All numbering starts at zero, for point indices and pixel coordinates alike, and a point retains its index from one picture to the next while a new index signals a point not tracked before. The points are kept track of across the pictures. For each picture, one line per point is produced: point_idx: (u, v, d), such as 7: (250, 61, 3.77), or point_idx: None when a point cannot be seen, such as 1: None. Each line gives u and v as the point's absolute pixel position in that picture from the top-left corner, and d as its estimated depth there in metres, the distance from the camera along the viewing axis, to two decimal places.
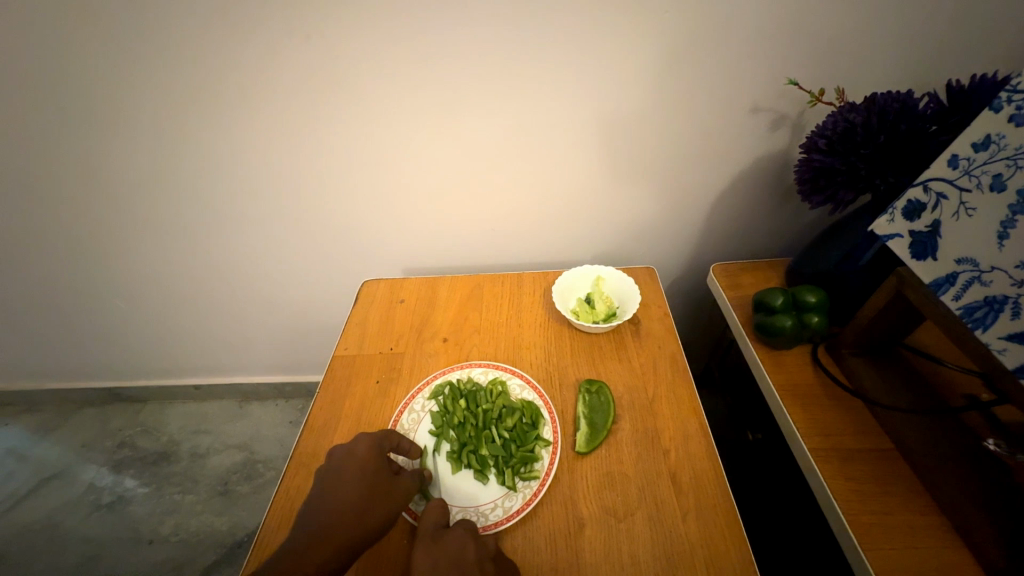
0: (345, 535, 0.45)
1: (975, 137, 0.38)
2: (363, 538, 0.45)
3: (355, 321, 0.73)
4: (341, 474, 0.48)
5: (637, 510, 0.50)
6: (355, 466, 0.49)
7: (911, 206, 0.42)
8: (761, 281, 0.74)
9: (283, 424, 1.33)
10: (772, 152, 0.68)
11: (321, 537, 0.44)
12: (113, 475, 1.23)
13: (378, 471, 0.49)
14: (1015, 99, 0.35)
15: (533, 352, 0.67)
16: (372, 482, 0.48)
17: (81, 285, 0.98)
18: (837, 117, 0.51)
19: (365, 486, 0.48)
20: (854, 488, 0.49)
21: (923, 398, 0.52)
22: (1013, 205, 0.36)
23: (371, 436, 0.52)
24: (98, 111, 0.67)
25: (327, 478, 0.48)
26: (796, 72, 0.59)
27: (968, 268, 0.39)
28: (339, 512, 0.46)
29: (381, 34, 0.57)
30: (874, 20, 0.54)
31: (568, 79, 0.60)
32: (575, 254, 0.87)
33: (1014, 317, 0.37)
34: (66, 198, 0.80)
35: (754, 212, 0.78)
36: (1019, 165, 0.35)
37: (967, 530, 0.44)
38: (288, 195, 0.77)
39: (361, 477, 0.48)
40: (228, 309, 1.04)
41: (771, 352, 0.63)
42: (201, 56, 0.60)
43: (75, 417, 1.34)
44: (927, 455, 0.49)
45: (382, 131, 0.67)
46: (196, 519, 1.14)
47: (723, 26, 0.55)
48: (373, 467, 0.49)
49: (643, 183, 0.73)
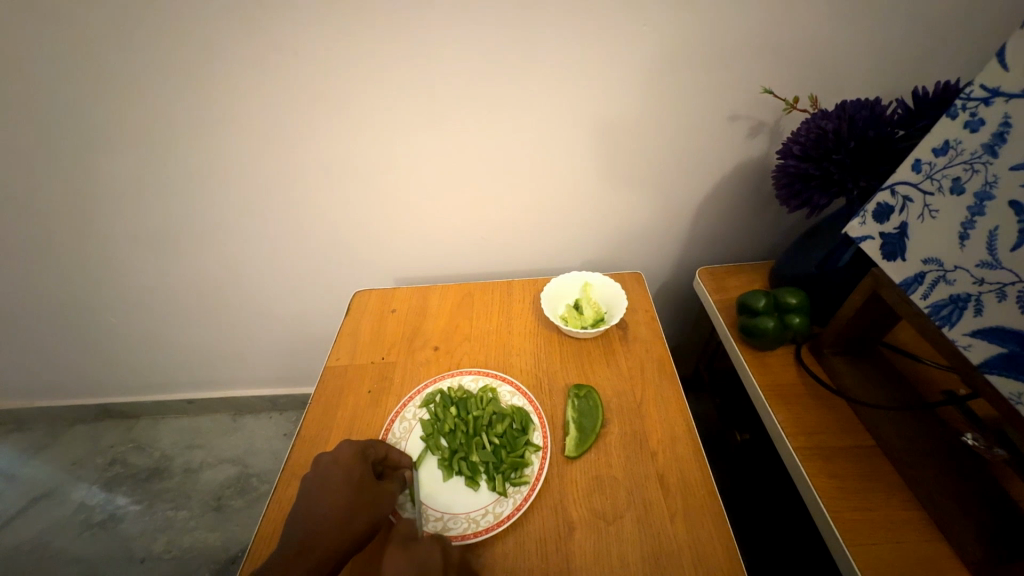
0: (333, 541, 0.45)
1: (935, 142, 0.39)
2: (353, 539, 0.46)
3: (346, 332, 0.73)
4: (326, 481, 0.49)
5: (626, 512, 0.50)
6: (341, 473, 0.49)
7: (880, 209, 0.44)
8: (745, 283, 0.75)
9: (277, 437, 1.32)
10: (751, 158, 0.70)
11: (312, 544, 0.44)
12: (105, 493, 1.21)
13: (363, 476, 0.50)
14: (969, 106, 0.36)
15: (522, 358, 0.68)
16: (359, 488, 0.49)
17: (71, 301, 0.97)
18: (810, 124, 0.53)
19: (352, 492, 0.48)
20: (836, 484, 0.50)
21: (902, 394, 0.54)
22: (972, 207, 0.37)
23: (356, 445, 0.52)
24: (88, 129, 0.68)
25: (313, 486, 0.48)
26: (771, 81, 0.61)
27: (934, 267, 0.41)
28: (327, 518, 0.46)
29: (366, 49, 0.58)
30: (842, 31, 0.56)
31: (551, 90, 0.62)
32: (564, 260, 0.88)
33: (976, 314, 0.38)
34: (56, 216, 0.80)
35: (737, 217, 0.79)
36: (975, 168, 0.37)
37: (947, 524, 0.45)
38: (279, 208, 0.78)
39: (346, 482, 0.48)
40: (220, 322, 1.04)
41: (756, 353, 0.64)
42: (190, 74, 0.61)
43: (66, 435, 1.33)
44: (907, 450, 0.50)
45: (371, 144, 0.68)
46: (189, 535, 1.13)
47: (698, 37, 0.57)
48: (358, 472, 0.50)
49: (628, 190, 0.75)
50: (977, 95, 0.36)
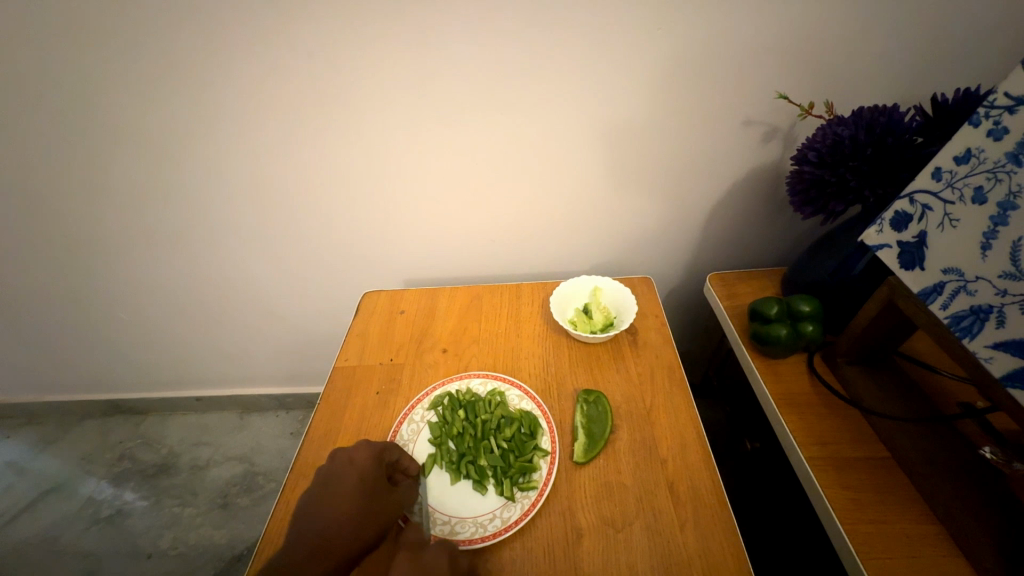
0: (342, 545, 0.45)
1: (956, 151, 0.39)
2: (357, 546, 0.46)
3: (355, 332, 0.73)
4: (341, 480, 0.49)
5: (635, 520, 0.50)
6: (356, 473, 0.50)
7: (898, 217, 0.43)
8: (757, 290, 0.75)
9: (283, 436, 1.33)
10: (765, 164, 0.70)
11: (325, 547, 0.45)
12: (113, 488, 1.22)
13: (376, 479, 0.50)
14: (992, 114, 0.36)
15: (531, 362, 0.68)
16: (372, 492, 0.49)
17: (83, 297, 0.98)
18: (826, 131, 0.53)
19: (366, 496, 0.48)
20: (850, 496, 0.49)
21: (918, 406, 0.53)
22: (995, 217, 0.37)
23: (370, 446, 0.53)
24: (105, 127, 0.69)
25: (326, 483, 0.49)
26: (785, 87, 0.61)
27: (954, 278, 0.40)
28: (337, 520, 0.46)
29: (380, 49, 0.58)
30: (859, 36, 0.56)
31: (564, 91, 0.62)
32: (573, 264, 0.88)
33: (999, 325, 0.37)
34: (72, 212, 0.81)
35: (749, 222, 0.79)
36: (998, 177, 0.36)
37: (964, 538, 0.44)
38: (291, 207, 0.79)
39: (359, 483, 0.49)
40: (229, 320, 1.04)
41: (767, 361, 0.63)
42: (208, 75, 0.62)
43: (77, 430, 1.35)
44: (923, 463, 0.49)
45: (383, 145, 0.68)
46: (195, 532, 1.14)
47: (713, 41, 0.57)
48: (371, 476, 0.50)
49: (640, 193, 0.74)
50: (1002, 102, 0.35)
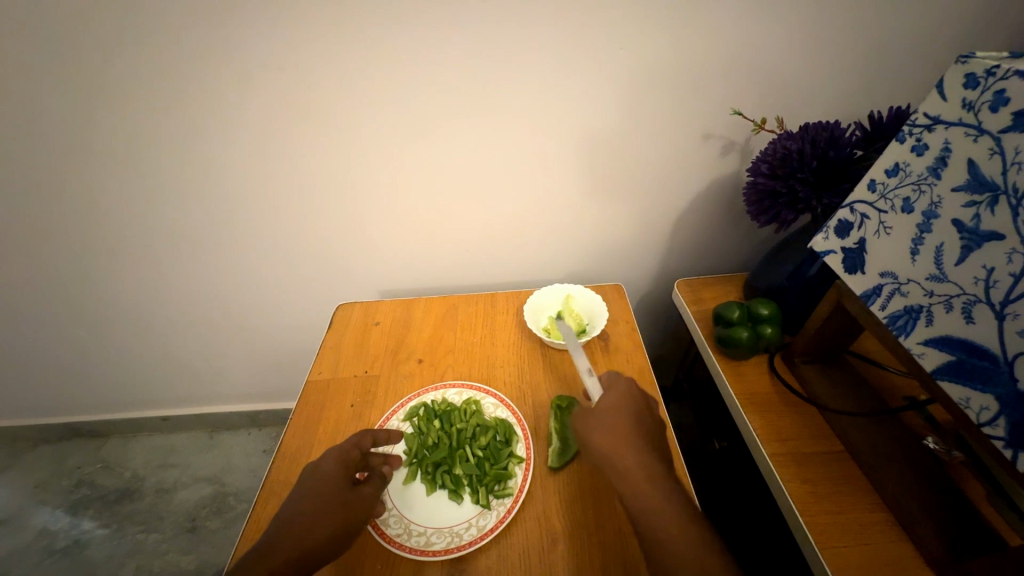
0: (299, 542, 0.44)
1: (886, 164, 0.42)
2: (317, 548, 0.45)
3: (329, 345, 0.73)
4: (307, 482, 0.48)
5: (608, 521, 0.51)
6: (319, 476, 0.49)
7: (841, 225, 0.47)
8: (722, 294, 0.78)
9: (256, 454, 1.29)
10: (724, 175, 0.73)
11: (277, 546, 0.44)
12: (70, 517, 1.16)
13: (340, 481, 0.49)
14: (915, 132, 0.40)
15: (506, 370, 0.69)
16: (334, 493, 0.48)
17: (38, 315, 0.94)
18: (777, 145, 0.56)
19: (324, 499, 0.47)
20: (808, 489, 0.52)
21: (867, 400, 0.56)
22: (920, 225, 0.40)
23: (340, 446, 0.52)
24: (65, 138, 0.67)
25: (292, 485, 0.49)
26: (740, 103, 0.64)
27: (890, 280, 0.43)
28: (297, 517, 0.46)
29: (350, 63, 0.59)
30: (803, 57, 0.60)
31: (533, 106, 0.64)
32: (548, 273, 0.90)
33: (929, 324, 0.40)
34: (28, 226, 0.78)
35: (712, 231, 0.82)
36: (922, 189, 0.40)
37: (911, 525, 0.47)
38: (262, 219, 0.78)
39: (322, 485, 0.48)
40: (197, 336, 1.01)
41: (731, 363, 0.66)
42: (175, 86, 0.62)
43: (30, 456, 1.28)
44: (872, 454, 0.52)
45: (354, 155, 0.69)
46: (160, 559, 1.09)
47: (672, 57, 0.60)
48: (334, 476, 0.49)
49: (610, 203, 0.77)
50: (921, 122, 0.39)
